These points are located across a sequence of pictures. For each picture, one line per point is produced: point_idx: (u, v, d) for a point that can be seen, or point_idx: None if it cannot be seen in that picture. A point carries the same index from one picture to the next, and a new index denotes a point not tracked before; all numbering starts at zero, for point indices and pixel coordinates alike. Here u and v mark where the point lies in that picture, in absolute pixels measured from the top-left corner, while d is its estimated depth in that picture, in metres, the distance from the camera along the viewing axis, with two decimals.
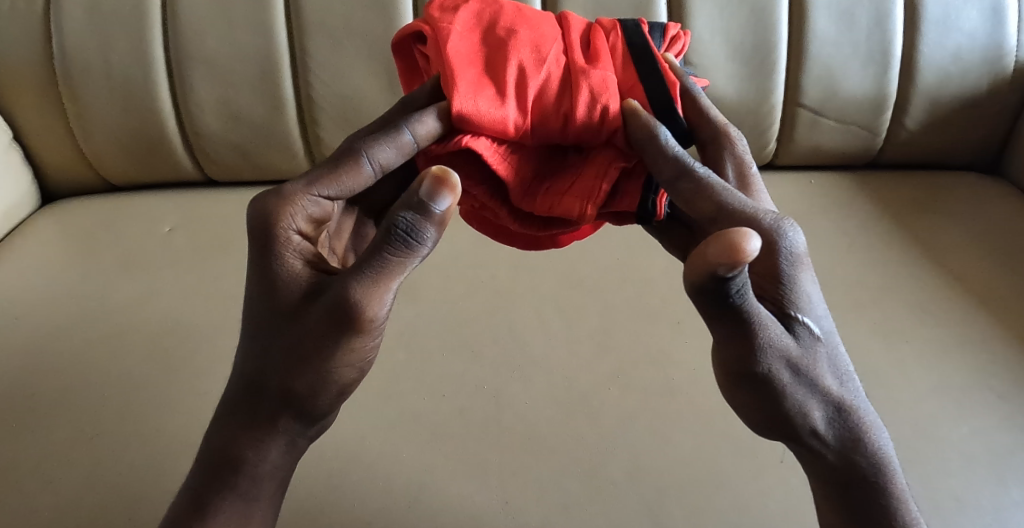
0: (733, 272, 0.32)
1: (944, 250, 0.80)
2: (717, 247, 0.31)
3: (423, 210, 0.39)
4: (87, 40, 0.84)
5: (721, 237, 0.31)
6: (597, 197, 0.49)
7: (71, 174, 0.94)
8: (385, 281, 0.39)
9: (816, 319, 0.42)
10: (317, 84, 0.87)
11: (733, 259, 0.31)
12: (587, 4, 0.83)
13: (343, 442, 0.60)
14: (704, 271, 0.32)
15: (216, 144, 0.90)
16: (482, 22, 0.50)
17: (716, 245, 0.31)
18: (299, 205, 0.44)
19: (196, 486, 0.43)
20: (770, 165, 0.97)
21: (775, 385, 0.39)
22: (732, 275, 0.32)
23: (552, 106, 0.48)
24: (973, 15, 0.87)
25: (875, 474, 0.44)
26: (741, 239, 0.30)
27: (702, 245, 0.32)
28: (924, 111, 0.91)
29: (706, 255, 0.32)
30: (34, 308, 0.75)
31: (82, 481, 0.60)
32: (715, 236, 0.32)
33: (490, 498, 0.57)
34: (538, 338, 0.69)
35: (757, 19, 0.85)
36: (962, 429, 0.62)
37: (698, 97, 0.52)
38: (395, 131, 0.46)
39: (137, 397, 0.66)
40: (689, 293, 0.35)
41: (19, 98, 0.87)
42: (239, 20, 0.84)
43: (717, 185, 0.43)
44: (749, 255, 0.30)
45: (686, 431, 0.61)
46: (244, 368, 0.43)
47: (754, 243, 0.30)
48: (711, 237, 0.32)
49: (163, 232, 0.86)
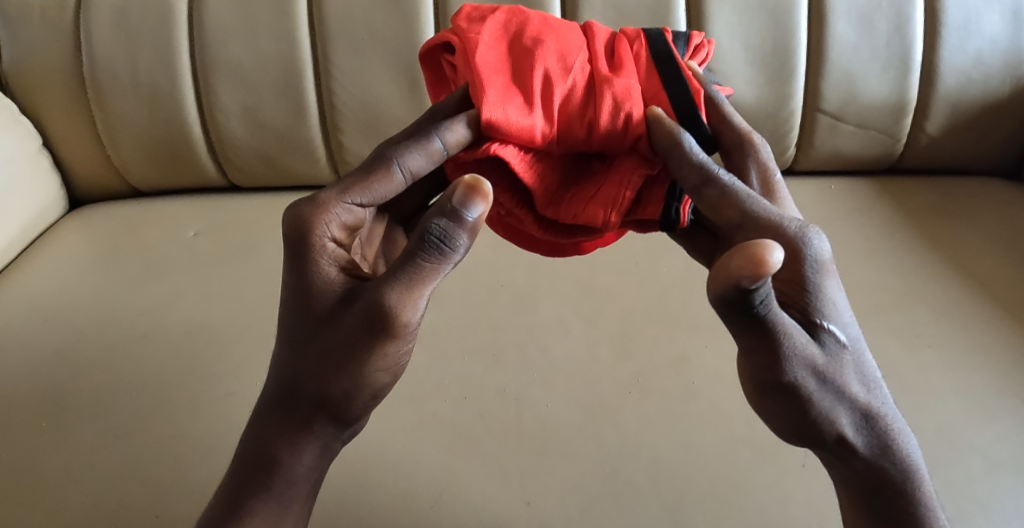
0: (756, 284, 0.32)
1: (966, 255, 0.80)
2: (740, 260, 0.32)
3: (456, 217, 0.40)
4: (116, 48, 0.86)
5: (745, 249, 0.32)
6: (621, 205, 0.49)
7: (98, 180, 0.96)
8: (418, 287, 0.40)
9: (842, 326, 0.42)
10: (339, 90, 0.88)
11: (756, 272, 0.31)
12: (606, 11, 0.84)
13: (367, 444, 0.61)
14: (725, 284, 0.33)
15: (241, 150, 0.92)
16: (509, 31, 0.51)
17: (739, 259, 0.32)
18: (332, 213, 0.45)
19: (233, 487, 0.44)
20: (789, 170, 0.97)
21: (802, 393, 0.39)
22: (754, 287, 0.32)
23: (577, 114, 0.48)
24: (995, 20, 0.86)
25: (903, 479, 0.44)
26: (764, 251, 0.31)
27: (726, 258, 0.33)
28: (944, 116, 0.90)
29: (729, 268, 0.32)
30: (64, 310, 0.77)
31: (111, 478, 0.61)
32: (738, 249, 0.32)
33: (512, 499, 0.58)
34: (559, 342, 0.69)
35: (776, 24, 0.85)
36: (987, 434, 0.62)
37: (721, 105, 0.52)
38: (425, 139, 0.47)
39: (165, 399, 0.67)
40: (713, 304, 0.35)
41: (48, 105, 0.89)
42: (263, 28, 0.86)
43: (742, 192, 0.43)
44: (772, 267, 0.31)
45: (708, 435, 0.61)
46: (281, 373, 0.44)
47: (777, 256, 0.31)
48: (734, 251, 0.32)
49: (188, 236, 0.87)
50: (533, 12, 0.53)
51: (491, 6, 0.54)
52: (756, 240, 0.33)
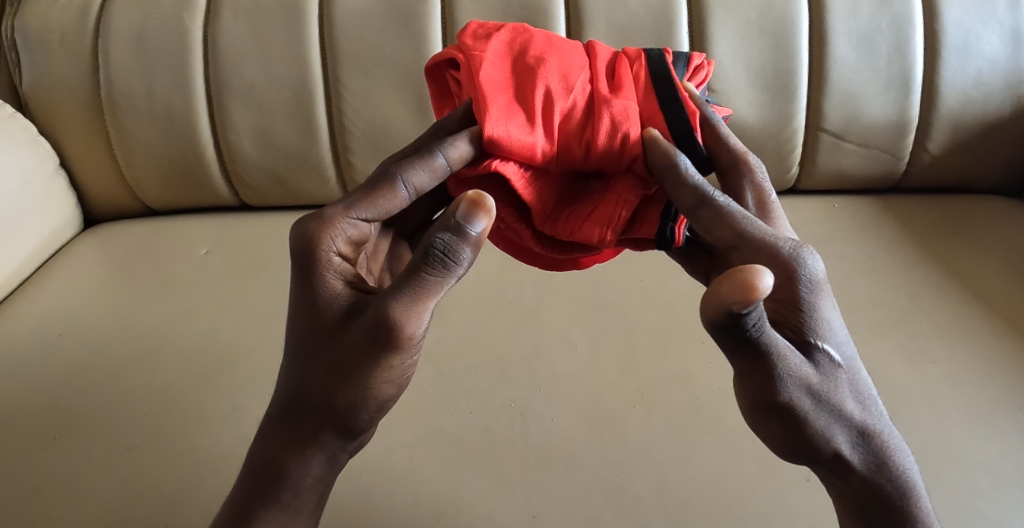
0: (747, 309, 0.33)
1: (970, 272, 0.80)
2: (730, 286, 0.32)
3: (460, 232, 0.41)
4: (133, 70, 0.89)
5: (735, 275, 0.32)
6: (616, 223, 0.50)
7: (113, 200, 0.98)
8: (423, 300, 0.41)
9: (836, 345, 0.42)
10: (349, 112, 0.90)
11: (747, 297, 0.32)
12: (610, 33, 0.86)
13: (374, 457, 0.62)
14: (718, 310, 0.33)
15: (252, 169, 0.93)
16: (513, 50, 0.53)
17: (729, 284, 0.33)
18: (338, 228, 0.46)
19: (242, 501, 0.45)
20: (792, 190, 0.98)
21: (798, 413, 0.39)
22: (746, 311, 0.33)
23: (575, 135, 0.50)
24: (994, 40, 0.87)
25: (899, 496, 0.44)
26: (755, 277, 0.32)
27: (717, 283, 0.34)
28: (946, 135, 0.91)
29: (720, 293, 0.33)
30: (79, 326, 0.78)
31: (121, 491, 0.62)
32: (728, 275, 0.33)
33: (517, 511, 0.58)
34: (564, 357, 0.70)
35: (777, 45, 0.87)
36: (992, 449, 0.62)
37: (718, 126, 0.53)
38: (429, 156, 0.48)
39: (176, 413, 0.68)
40: (706, 330, 0.36)
41: (65, 126, 0.92)
42: (275, 51, 0.88)
43: (737, 214, 0.44)
44: (762, 293, 0.32)
45: (712, 450, 0.62)
46: (289, 385, 0.44)
47: (767, 281, 0.32)
48: (724, 276, 0.33)
49: (200, 254, 0.89)
50: (537, 31, 0.55)
51: (497, 25, 0.55)
52: (747, 266, 0.34)
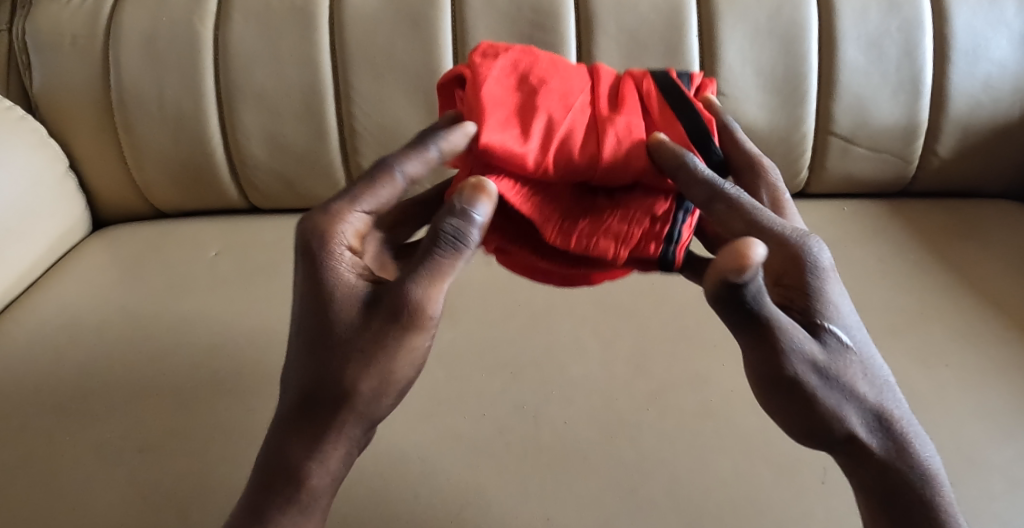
0: (744, 279, 0.35)
1: (981, 276, 0.80)
2: (725, 256, 0.35)
3: (465, 216, 0.42)
4: (144, 73, 0.89)
5: (730, 247, 0.35)
6: (629, 241, 0.50)
7: (123, 202, 0.99)
8: (439, 280, 0.42)
9: (848, 329, 0.43)
10: (359, 114, 0.90)
11: (741, 264, 0.34)
12: (620, 38, 0.86)
13: (387, 459, 0.62)
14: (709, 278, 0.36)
15: (261, 172, 0.94)
16: (517, 68, 0.52)
17: (726, 255, 0.35)
18: (347, 219, 0.47)
19: (254, 500, 0.44)
20: (802, 193, 0.98)
21: (806, 390, 0.40)
22: (745, 283, 0.35)
23: (579, 150, 0.49)
24: (1003, 44, 0.87)
25: (920, 486, 0.44)
26: (747, 246, 0.34)
27: (716, 256, 0.36)
28: (955, 139, 0.91)
29: (718, 265, 0.35)
30: (89, 329, 0.78)
31: (133, 492, 0.62)
32: (725, 248, 0.36)
33: (530, 513, 0.57)
34: (576, 360, 0.69)
35: (786, 49, 0.87)
36: (1007, 452, 0.61)
37: (735, 133, 0.54)
38: (424, 147, 0.48)
39: (187, 414, 0.68)
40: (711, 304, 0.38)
41: (75, 128, 0.92)
42: (286, 55, 0.88)
43: (748, 204, 0.45)
44: (754, 259, 0.34)
45: (726, 452, 0.61)
46: (301, 383, 0.44)
47: (760, 249, 0.34)
48: (722, 249, 0.36)
49: (210, 256, 0.89)
50: (541, 51, 0.55)
51: (499, 39, 0.55)
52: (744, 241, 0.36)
